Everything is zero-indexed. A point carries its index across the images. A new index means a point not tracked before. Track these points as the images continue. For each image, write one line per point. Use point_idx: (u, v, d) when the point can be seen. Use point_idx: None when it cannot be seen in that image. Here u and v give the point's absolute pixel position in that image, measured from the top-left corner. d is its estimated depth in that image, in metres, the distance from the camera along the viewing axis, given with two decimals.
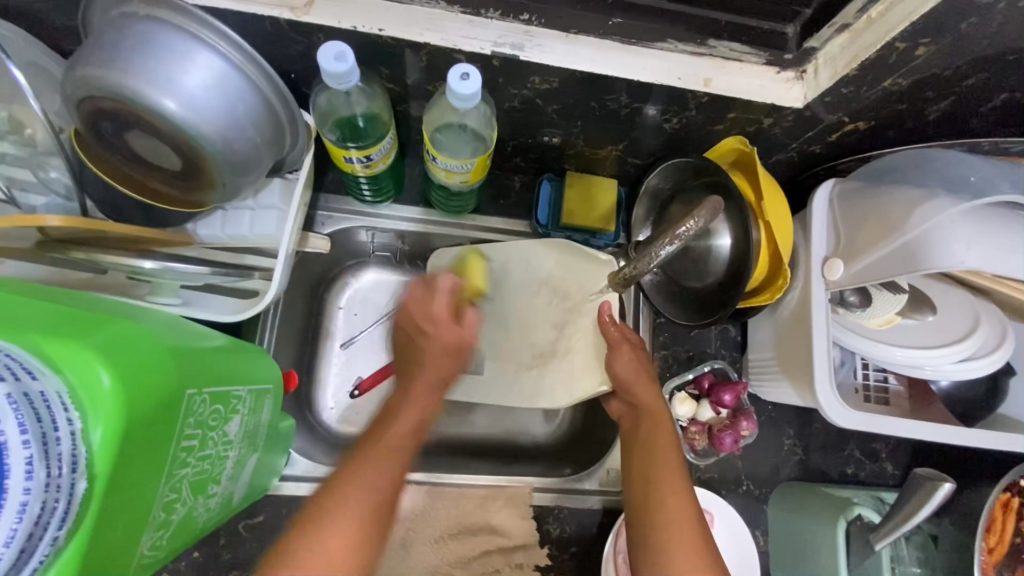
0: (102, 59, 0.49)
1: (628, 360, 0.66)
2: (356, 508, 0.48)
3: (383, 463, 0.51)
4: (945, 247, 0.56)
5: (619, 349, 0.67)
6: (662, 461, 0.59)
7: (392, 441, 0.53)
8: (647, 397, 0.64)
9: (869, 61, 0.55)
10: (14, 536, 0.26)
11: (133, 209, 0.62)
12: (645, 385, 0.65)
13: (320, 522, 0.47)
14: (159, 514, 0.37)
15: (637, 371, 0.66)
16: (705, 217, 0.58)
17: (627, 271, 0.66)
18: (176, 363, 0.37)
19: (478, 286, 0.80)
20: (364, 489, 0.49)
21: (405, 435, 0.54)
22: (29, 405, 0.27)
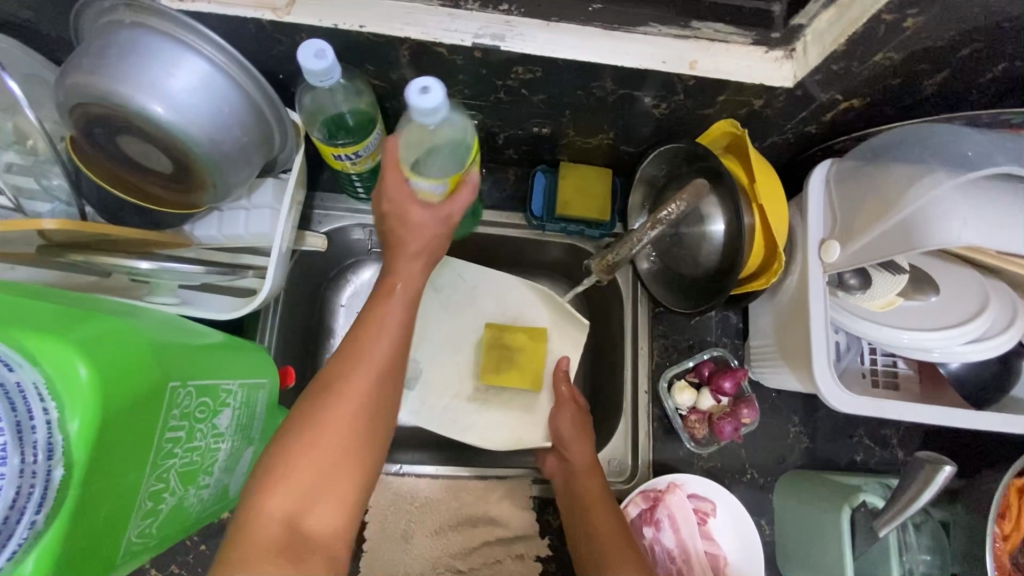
0: (90, 65, 0.51)
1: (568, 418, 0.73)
2: (368, 377, 0.51)
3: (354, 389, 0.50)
4: (942, 225, 0.54)
5: (566, 404, 0.76)
6: (603, 508, 0.65)
7: (391, 319, 0.54)
8: (581, 456, 0.70)
9: (858, 35, 0.54)
10: None
11: (132, 213, 0.64)
12: (579, 441, 0.71)
13: (331, 395, 0.50)
14: (145, 503, 0.38)
15: (575, 427, 0.74)
16: (687, 200, 0.69)
17: (611, 258, 0.73)
18: (158, 356, 0.38)
19: (443, 301, 0.86)
20: (379, 358, 0.52)
21: (403, 321, 0.55)
22: (4, 394, 0.28)
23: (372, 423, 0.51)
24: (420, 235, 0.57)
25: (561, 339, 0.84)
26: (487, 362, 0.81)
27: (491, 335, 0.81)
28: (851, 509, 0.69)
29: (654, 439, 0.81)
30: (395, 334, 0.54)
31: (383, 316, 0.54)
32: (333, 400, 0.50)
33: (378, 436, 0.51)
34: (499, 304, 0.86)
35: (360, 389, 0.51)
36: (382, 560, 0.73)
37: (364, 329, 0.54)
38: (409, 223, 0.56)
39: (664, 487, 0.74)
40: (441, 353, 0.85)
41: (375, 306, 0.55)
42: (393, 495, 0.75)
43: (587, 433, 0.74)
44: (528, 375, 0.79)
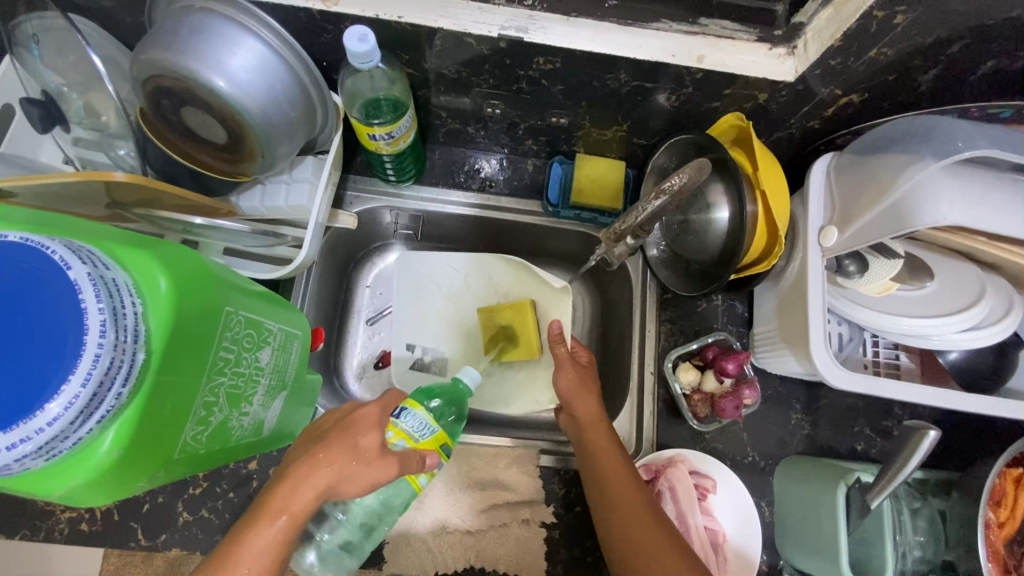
0: (164, 42, 0.58)
1: (571, 376, 0.75)
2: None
3: None
4: (929, 205, 0.58)
5: (567, 363, 0.76)
6: (616, 458, 0.68)
7: (277, 527, 0.50)
8: (591, 416, 0.72)
9: (852, 31, 0.58)
10: (88, 381, 0.31)
11: (186, 177, 0.71)
12: (584, 399, 0.74)
13: None
14: (199, 411, 0.43)
15: (577, 383, 0.75)
16: (690, 175, 0.68)
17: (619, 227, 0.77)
18: (216, 284, 0.44)
19: (443, 294, 0.95)
20: None
21: (282, 541, 0.50)
22: (103, 282, 0.33)
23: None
24: (333, 473, 0.53)
25: (557, 305, 0.92)
26: (490, 343, 0.90)
27: (485, 318, 0.90)
28: (848, 487, 0.71)
29: (659, 419, 0.84)
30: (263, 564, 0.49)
31: (266, 527, 0.50)
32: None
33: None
34: (490, 285, 0.95)
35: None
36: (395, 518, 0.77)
37: (241, 544, 0.49)
38: (356, 457, 0.55)
39: (665, 462, 0.78)
40: (455, 338, 0.94)
41: (262, 519, 0.51)
42: None
43: (591, 386, 0.75)
44: (525, 347, 0.87)
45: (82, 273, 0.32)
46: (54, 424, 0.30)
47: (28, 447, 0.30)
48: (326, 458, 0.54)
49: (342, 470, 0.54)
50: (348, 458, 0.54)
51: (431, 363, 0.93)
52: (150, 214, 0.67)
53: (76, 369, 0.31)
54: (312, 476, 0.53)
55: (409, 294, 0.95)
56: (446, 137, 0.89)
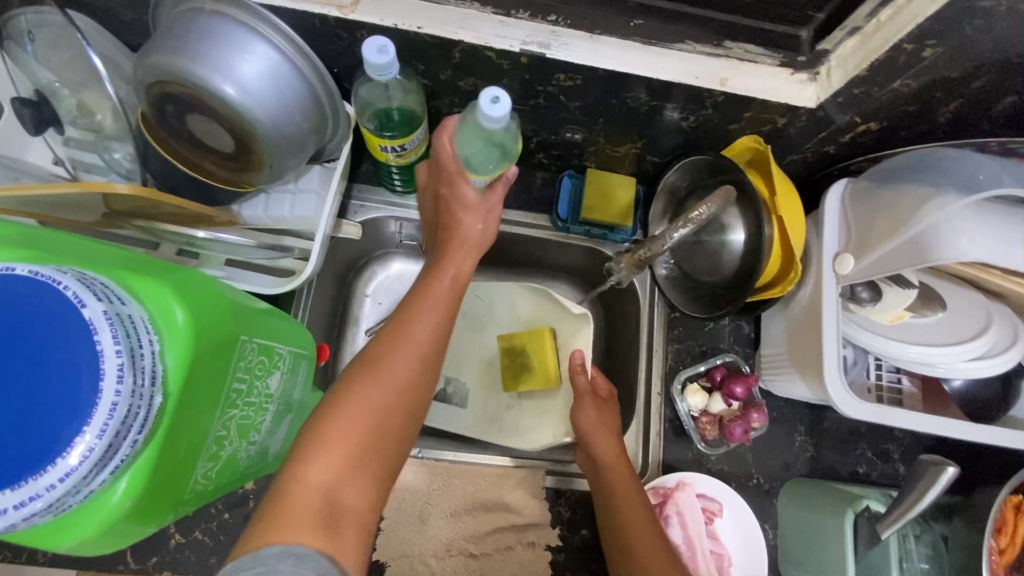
0: (172, 46, 0.54)
1: (592, 413, 0.74)
2: (400, 370, 0.53)
3: (408, 348, 0.54)
4: (950, 241, 0.58)
5: (586, 395, 0.76)
6: (627, 486, 0.69)
7: (433, 307, 0.58)
8: (606, 449, 0.71)
9: (879, 62, 0.58)
10: (104, 432, 0.29)
11: (189, 186, 0.67)
12: (604, 437, 0.72)
13: (381, 357, 0.53)
14: (210, 447, 0.41)
15: (596, 418, 0.74)
16: (718, 204, 0.67)
17: (642, 252, 0.74)
18: (231, 311, 0.41)
19: (468, 323, 0.94)
20: (432, 320, 0.57)
21: (441, 316, 0.57)
22: (121, 321, 0.31)
23: (411, 404, 0.53)
24: (465, 234, 0.63)
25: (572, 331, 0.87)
26: (509, 372, 0.88)
27: (505, 346, 0.89)
28: (855, 513, 0.71)
29: (665, 439, 0.83)
30: (436, 318, 0.57)
31: (420, 310, 0.57)
32: (369, 381, 0.52)
33: (411, 422, 0.54)
34: (513, 315, 0.93)
35: (399, 370, 0.53)
36: (398, 540, 0.75)
37: (418, 298, 0.58)
38: (466, 208, 0.63)
39: (674, 485, 0.78)
40: (473, 369, 0.93)
41: (430, 281, 0.60)
42: (409, 479, 0.78)
43: (609, 422, 0.74)
44: (542, 375, 0.85)
45: (96, 312, 0.30)
46: (66, 479, 0.28)
47: (37, 506, 0.28)
48: (451, 237, 0.63)
49: (467, 246, 0.63)
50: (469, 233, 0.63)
51: (452, 394, 0.92)
52: (150, 225, 0.65)
53: (90, 420, 0.29)
54: (445, 261, 0.61)
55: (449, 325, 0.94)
56: None
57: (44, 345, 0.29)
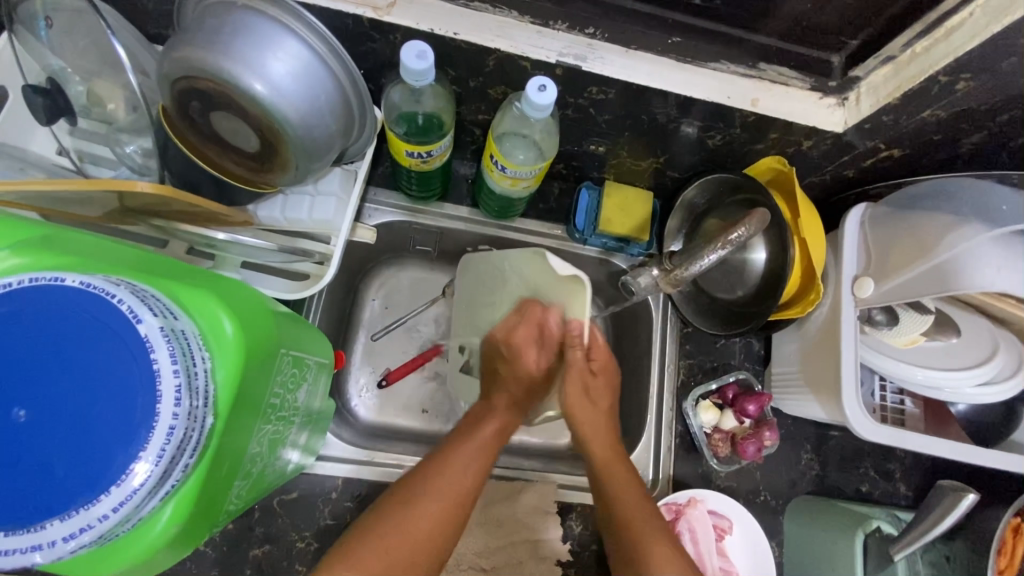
0: (202, 41, 0.52)
1: (576, 387, 0.69)
2: (451, 493, 0.59)
3: (471, 454, 0.64)
4: (974, 272, 0.60)
5: (576, 370, 0.69)
6: (619, 474, 0.66)
7: (477, 443, 0.65)
8: (599, 445, 0.68)
9: (912, 92, 0.59)
10: (162, 456, 0.32)
11: (207, 184, 0.65)
12: (598, 437, 0.69)
13: (425, 479, 0.60)
14: (247, 466, 0.41)
15: (581, 394, 0.69)
16: (755, 227, 0.66)
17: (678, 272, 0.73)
18: (275, 324, 0.43)
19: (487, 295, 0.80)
20: (489, 430, 0.67)
21: (480, 454, 0.64)
22: (176, 339, 0.33)
23: (449, 529, 0.58)
24: (502, 407, 0.70)
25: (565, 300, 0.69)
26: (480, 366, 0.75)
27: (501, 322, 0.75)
28: (865, 535, 0.74)
29: (675, 454, 0.83)
30: (485, 435, 0.66)
31: (465, 446, 0.64)
32: (421, 501, 0.58)
33: (452, 537, 0.59)
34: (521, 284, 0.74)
35: (446, 499, 0.59)
36: None
37: (474, 427, 0.67)
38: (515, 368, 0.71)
39: (685, 501, 0.77)
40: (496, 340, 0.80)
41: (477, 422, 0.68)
42: None
43: (597, 399, 0.70)
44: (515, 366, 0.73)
45: (152, 327, 0.33)
46: (118, 509, 0.31)
47: (88, 535, 0.31)
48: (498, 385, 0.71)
49: (508, 412, 0.69)
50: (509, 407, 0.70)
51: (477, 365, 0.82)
52: (166, 225, 0.62)
53: (149, 445, 0.32)
54: (492, 413, 0.69)
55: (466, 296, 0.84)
56: (474, 153, 0.86)
57: (107, 364, 0.33)
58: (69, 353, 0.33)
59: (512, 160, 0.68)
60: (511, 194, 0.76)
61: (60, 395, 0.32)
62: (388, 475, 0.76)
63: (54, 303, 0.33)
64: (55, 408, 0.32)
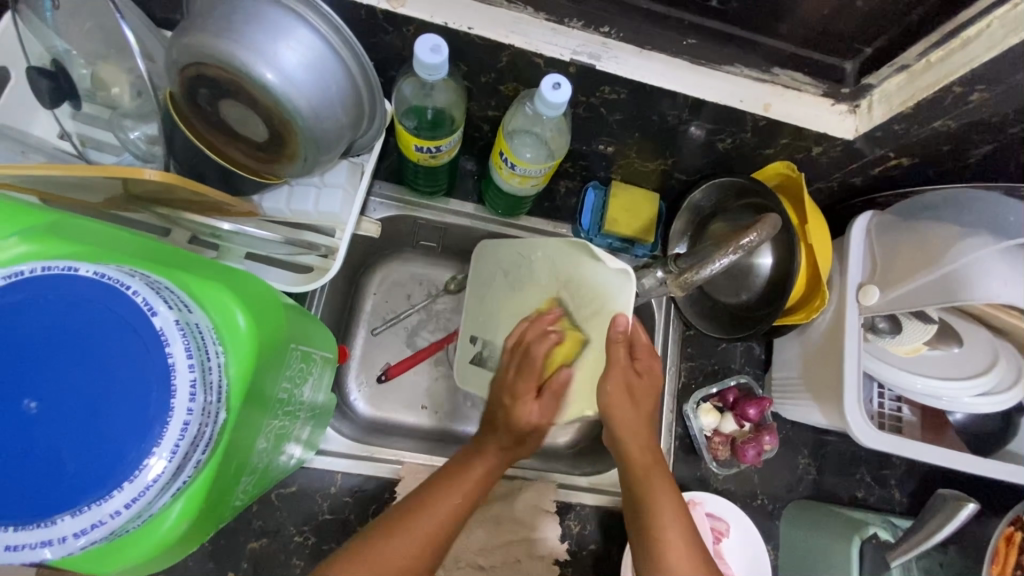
0: (213, 28, 0.51)
1: (619, 391, 0.62)
2: (425, 533, 0.58)
3: (458, 492, 0.61)
4: (979, 282, 0.60)
5: (618, 367, 0.62)
6: (653, 473, 0.63)
7: (465, 485, 0.62)
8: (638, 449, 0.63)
9: (926, 101, 0.59)
10: (176, 452, 0.32)
11: (213, 173, 0.64)
12: (637, 438, 0.63)
13: (402, 527, 0.58)
14: (255, 462, 0.41)
15: (622, 392, 0.62)
16: (767, 233, 0.67)
17: (690, 275, 0.70)
18: (285, 317, 0.42)
19: (509, 283, 0.76)
20: (479, 474, 0.64)
21: (465, 498, 0.62)
22: (192, 334, 0.33)
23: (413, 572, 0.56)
24: (489, 460, 0.65)
25: (603, 290, 0.65)
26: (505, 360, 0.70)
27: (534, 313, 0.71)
28: (862, 540, 0.76)
29: (674, 456, 0.83)
30: (471, 487, 0.63)
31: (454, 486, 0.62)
32: (400, 534, 0.57)
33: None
34: (553, 271, 0.71)
35: (415, 546, 0.57)
36: None
37: (463, 469, 0.64)
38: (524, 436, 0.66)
39: (684, 503, 0.77)
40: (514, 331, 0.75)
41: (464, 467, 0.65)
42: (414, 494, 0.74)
43: (639, 401, 0.63)
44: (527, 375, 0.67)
45: (168, 321, 0.33)
46: (131, 505, 0.31)
47: (98, 532, 0.31)
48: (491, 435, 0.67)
49: (499, 459, 0.66)
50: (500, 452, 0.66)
51: (488, 358, 0.78)
52: (171, 214, 0.61)
53: (162, 441, 0.31)
54: (487, 449, 0.66)
55: (481, 281, 0.81)
56: (481, 149, 0.85)
57: (120, 358, 0.32)
58: (82, 346, 0.32)
59: (521, 158, 0.68)
60: (518, 193, 0.75)
61: (68, 390, 0.32)
62: (388, 471, 0.76)
63: (63, 293, 0.33)
64: (64, 402, 0.31)
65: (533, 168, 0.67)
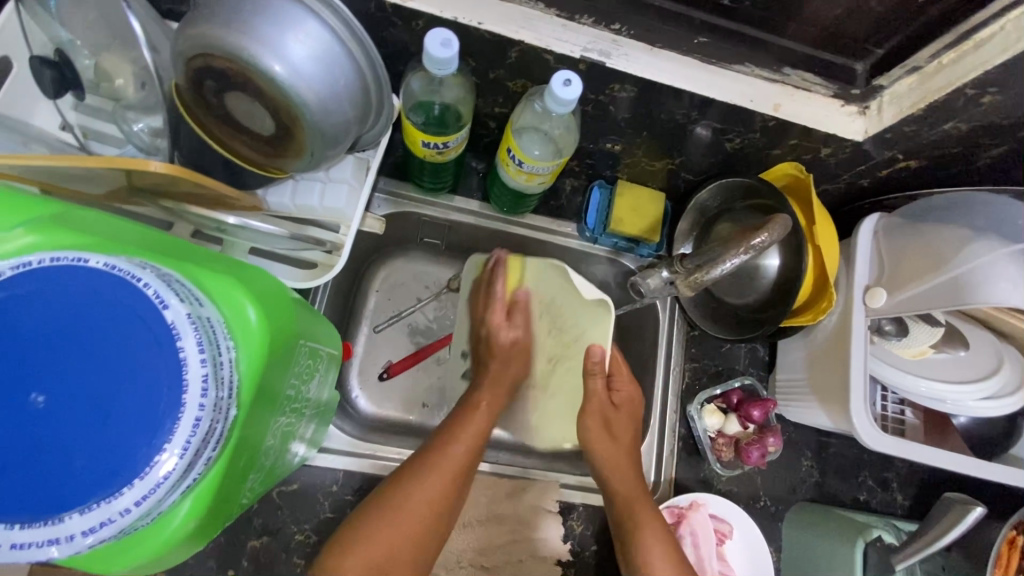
0: (221, 19, 0.50)
1: (601, 432, 0.71)
2: (447, 475, 0.61)
3: (474, 429, 0.66)
4: (989, 285, 0.60)
5: (597, 401, 0.72)
6: (637, 497, 0.69)
7: (469, 433, 0.65)
8: (622, 480, 0.70)
9: (937, 103, 0.59)
10: (187, 449, 0.31)
11: (217, 165, 0.64)
12: (622, 471, 0.70)
13: (428, 466, 0.61)
14: (263, 460, 0.41)
15: (601, 426, 0.72)
16: (778, 233, 0.66)
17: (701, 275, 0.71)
18: (294, 311, 0.42)
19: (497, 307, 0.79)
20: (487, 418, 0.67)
21: (480, 438, 0.65)
22: (204, 328, 0.33)
23: (435, 515, 0.60)
24: (493, 400, 0.69)
25: (585, 322, 0.74)
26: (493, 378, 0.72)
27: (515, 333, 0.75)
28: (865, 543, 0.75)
29: (677, 456, 0.83)
30: (477, 432, 0.66)
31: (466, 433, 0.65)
32: (418, 483, 0.60)
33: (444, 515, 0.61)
34: (546, 300, 0.76)
35: (439, 485, 0.61)
36: None
37: (469, 407, 0.68)
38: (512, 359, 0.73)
39: (687, 505, 0.77)
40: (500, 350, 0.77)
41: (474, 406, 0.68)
42: None
43: (617, 434, 0.72)
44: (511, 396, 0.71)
45: (179, 314, 0.32)
46: (141, 502, 0.30)
47: (107, 530, 0.30)
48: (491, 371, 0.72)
49: (497, 397, 0.70)
50: (496, 395, 0.70)
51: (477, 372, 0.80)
52: (177, 207, 0.60)
53: (174, 437, 0.31)
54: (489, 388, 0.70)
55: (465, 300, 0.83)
56: (487, 146, 0.84)
57: (131, 350, 0.32)
58: (92, 338, 0.32)
59: (529, 155, 0.67)
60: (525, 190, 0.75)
61: (76, 383, 0.31)
62: (391, 468, 0.76)
63: (72, 283, 0.32)
64: (72, 395, 0.31)
65: (540, 165, 0.67)
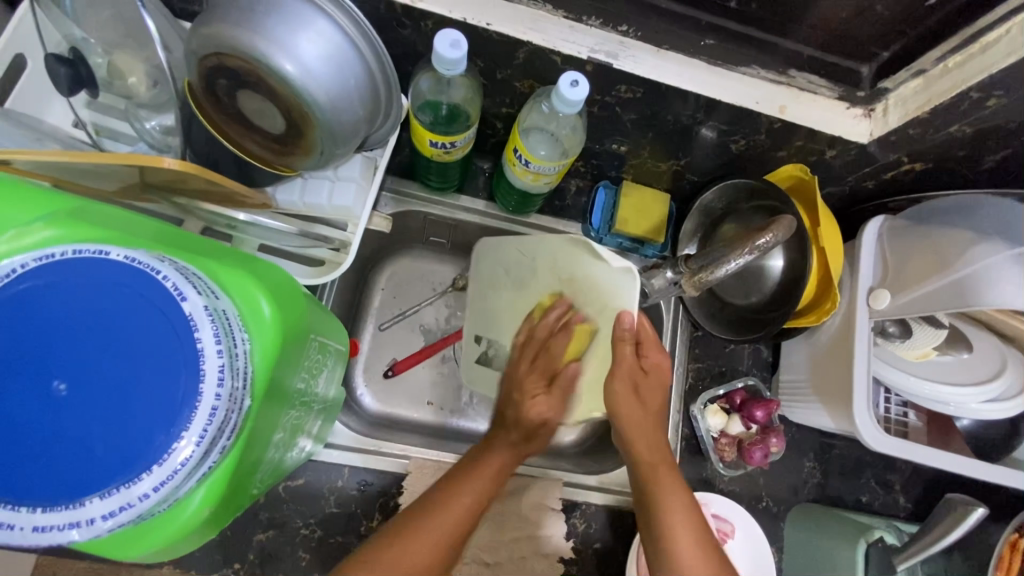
0: (233, 18, 0.51)
1: (626, 397, 0.61)
2: (441, 533, 0.56)
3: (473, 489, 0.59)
4: (992, 287, 0.60)
5: (624, 368, 0.61)
6: (663, 471, 0.62)
7: (469, 492, 0.59)
8: (650, 443, 0.63)
9: (942, 106, 0.59)
10: (203, 437, 0.32)
11: (228, 163, 0.65)
12: (646, 436, 0.63)
13: (409, 531, 0.55)
14: (272, 453, 0.42)
15: (627, 388, 0.61)
16: (782, 234, 0.67)
17: (704, 275, 0.71)
18: (305, 306, 0.43)
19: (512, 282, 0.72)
20: (489, 476, 0.61)
21: (484, 493, 0.60)
22: (221, 321, 0.34)
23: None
24: (500, 457, 0.63)
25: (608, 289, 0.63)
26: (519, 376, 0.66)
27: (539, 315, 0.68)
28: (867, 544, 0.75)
29: (680, 456, 0.83)
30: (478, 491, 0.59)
31: (463, 488, 0.59)
32: (407, 539, 0.55)
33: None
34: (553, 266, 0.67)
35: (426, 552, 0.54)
36: None
37: (477, 462, 0.62)
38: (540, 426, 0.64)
39: None
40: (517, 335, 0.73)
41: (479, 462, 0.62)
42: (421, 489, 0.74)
43: (647, 398, 0.63)
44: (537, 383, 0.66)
45: (197, 306, 0.33)
46: (159, 488, 0.31)
47: (125, 515, 0.31)
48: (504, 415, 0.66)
49: (510, 455, 0.63)
50: (513, 452, 0.64)
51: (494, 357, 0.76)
52: (189, 203, 0.62)
53: (191, 425, 0.32)
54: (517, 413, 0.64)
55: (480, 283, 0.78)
56: (493, 146, 0.85)
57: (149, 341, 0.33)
58: (111, 329, 0.33)
59: (535, 155, 0.68)
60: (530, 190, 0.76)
61: (96, 372, 0.32)
62: (396, 465, 0.76)
63: (92, 277, 0.33)
64: (92, 383, 0.32)
65: (546, 166, 0.67)
